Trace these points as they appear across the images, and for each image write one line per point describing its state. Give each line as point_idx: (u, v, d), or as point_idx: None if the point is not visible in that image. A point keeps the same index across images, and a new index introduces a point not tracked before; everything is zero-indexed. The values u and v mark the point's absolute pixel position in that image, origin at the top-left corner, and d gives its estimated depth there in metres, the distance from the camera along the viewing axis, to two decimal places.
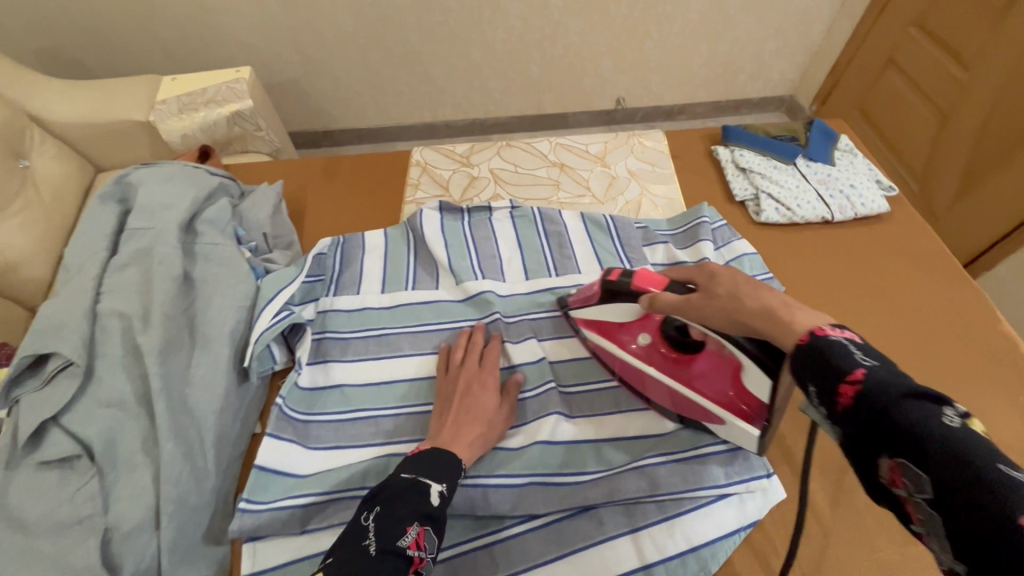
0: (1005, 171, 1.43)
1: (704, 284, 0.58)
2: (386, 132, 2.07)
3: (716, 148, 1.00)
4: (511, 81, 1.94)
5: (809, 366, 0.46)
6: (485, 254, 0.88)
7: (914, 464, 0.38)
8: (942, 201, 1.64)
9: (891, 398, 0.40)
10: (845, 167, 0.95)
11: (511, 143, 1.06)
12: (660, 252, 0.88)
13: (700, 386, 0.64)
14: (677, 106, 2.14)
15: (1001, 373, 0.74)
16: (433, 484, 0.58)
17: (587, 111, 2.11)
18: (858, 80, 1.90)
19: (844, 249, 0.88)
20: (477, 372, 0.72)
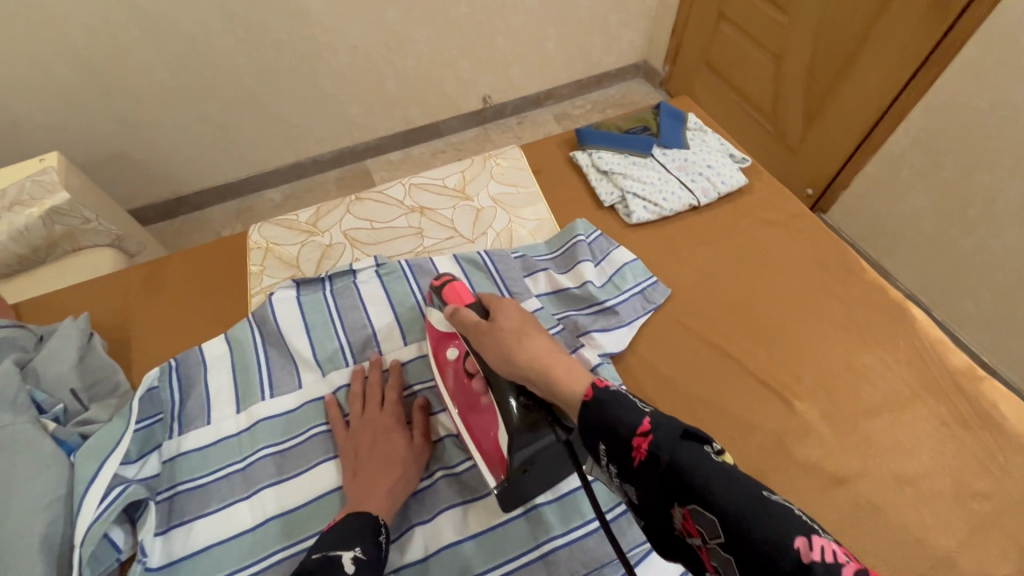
0: (838, 98, 1.52)
1: (494, 314, 0.59)
2: (245, 183, 1.84)
3: (573, 154, 0.96)
4: (371, 103, 1.80)
5: (600, 423, 0.45)
6: (354, 330, 0.78)
7: (704, 511, 0.38)
8: (794, 136, 1.72)
9: (674, 443, 0.41)
10: (698, 147, 0.95)
11: (360, 196, 0.95)
12: (542, 280, 0.82)
13: (476, 426, 0.62)
14: (543, 92, 2.12)
15: (878, 323, 0.76)
16: (345, 552, 0.53)
17: (456, 116, 2.02)
18: (698, 37, 1.96)
19: (716, 231, 0.87)
20: (378, 415, 0.68)
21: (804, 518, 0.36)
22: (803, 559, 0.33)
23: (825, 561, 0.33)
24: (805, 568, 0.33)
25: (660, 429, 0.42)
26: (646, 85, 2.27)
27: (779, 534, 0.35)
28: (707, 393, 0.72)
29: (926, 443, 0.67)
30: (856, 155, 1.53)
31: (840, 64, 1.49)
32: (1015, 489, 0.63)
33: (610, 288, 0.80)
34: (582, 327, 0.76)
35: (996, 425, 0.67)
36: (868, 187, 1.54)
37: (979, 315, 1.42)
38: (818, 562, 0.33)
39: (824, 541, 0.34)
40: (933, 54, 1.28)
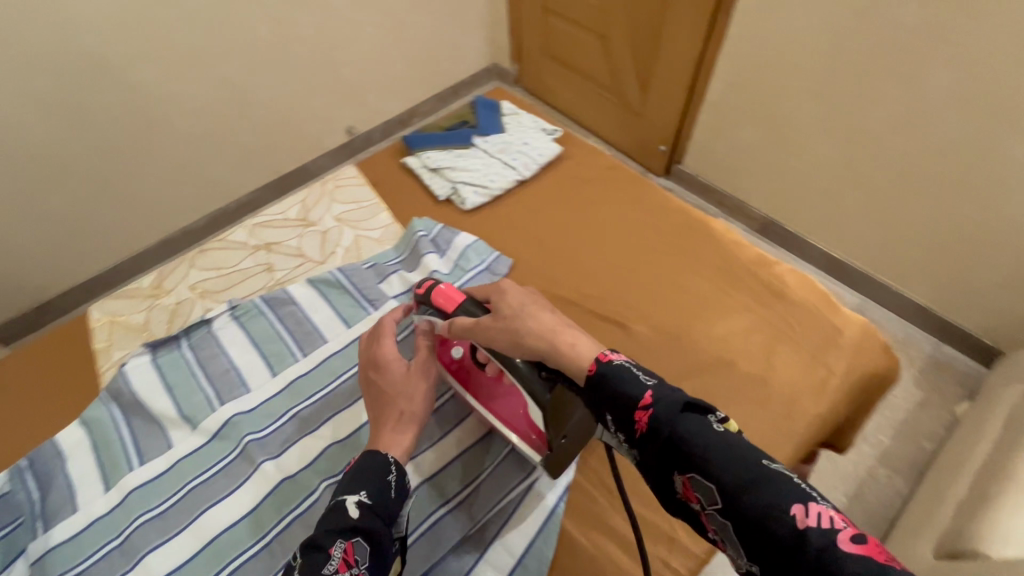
0: (660, 60, 1.69)
1: (495, 306, 0.60)
2: (118, 270, 1.69)
3: (405, 159, 1.02)
4: (229, 159, 1.71)
5: (604, 395, 0.49)
6: (218, 375, 0.78)
7: (702, 478, 0.42)
8: (636, 102, 1.87)
9: (673, 416, 0.44)
10: (514, 128, 1.04)
11: (204, 248, 0.95)
12: (395, 282, 0.86)
13: (501, 410, 0.65)
14: (406, 112, 2.10)
15: (688, 240, 0.87)
16: (350, 496, 0.52)
17: (324, 153, 1.94)
18: (533, 33, 2.08)
19: (543, 198, 0.95)
20: (377, 352, 0.65)
21: (802, 486, 0.40)
22: (799, 525, 0.37)
23: (822, 527, 0.37)
24: (801, 533, 0.37)
25: (661, 405, 0.46)
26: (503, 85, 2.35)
27: (775, 504, 0.39)
28: None
29: (742, 329, 0.77)
30: (691, 105, 1.70)
31: (654, 30, 1.66)
32: (806, 342, 0.75)
33: (457, 272, 0.85)
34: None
35: (787, 299, 0.79)
36: (706, 131, 1.72)
37: (818, 220, 1.60)
38: (815, 528, 0.37)
39: (822, 510, 0.38)
40: (720, 8, 1.46)
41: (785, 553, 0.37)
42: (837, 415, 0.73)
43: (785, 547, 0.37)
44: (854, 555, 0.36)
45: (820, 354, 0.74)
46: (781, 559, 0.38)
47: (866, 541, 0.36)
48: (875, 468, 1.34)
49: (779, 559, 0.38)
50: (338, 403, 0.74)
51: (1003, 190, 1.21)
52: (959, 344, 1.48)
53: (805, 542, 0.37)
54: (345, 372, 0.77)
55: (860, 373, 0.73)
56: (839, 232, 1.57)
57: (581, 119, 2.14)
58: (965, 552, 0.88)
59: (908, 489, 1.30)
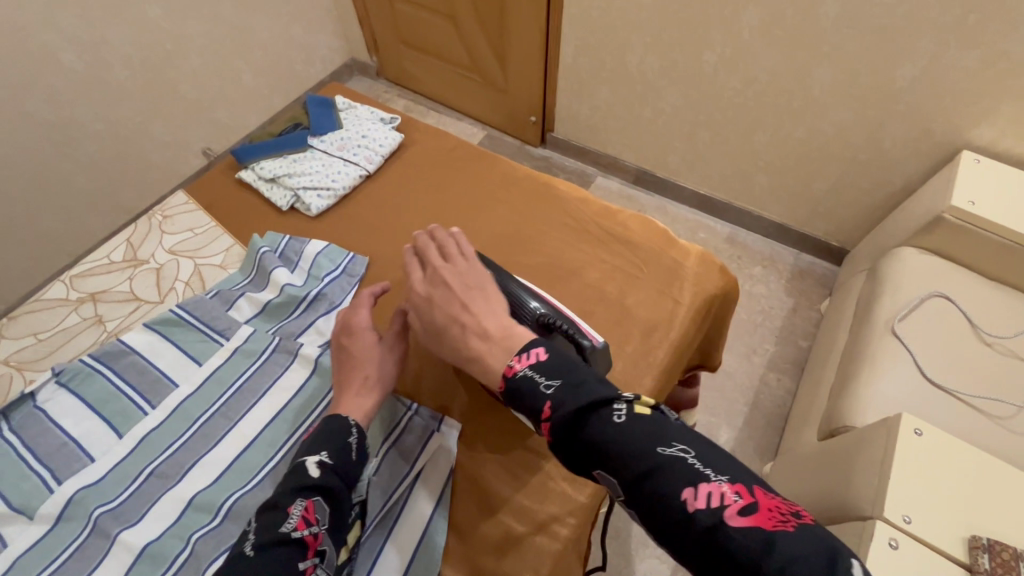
0: (511, 33, 1.69)
1: (427, 315, 0.63)
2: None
3: (239, 174, 0.95)
4: (63, 206, 1.50)
5: (520, 406, 0.52)
6: (53, 452, 0.69)
7: (608, 475, 0.46)
8: (498, 78, 1.87)
9: (571, 424, 0.48)
10: (352, 123, 1.00)
11: (16, 314, 0.83)
12: (245, 306, 0.80)
13: None
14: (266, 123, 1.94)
15: (538, 204, 0.89)
16: (312, 456, 0.56)
17: (180, 182, 1.75)
18: (383, 22, 1.99)
19: (392, 189, 0.93)
20: (349, 326, 0.69)
21: (696, 466, 0.43)
22: (690, 508, 0.41)
23: (711, 505, 0.41)
24: (692, 514, 0.41)
25: (562, 413, 0.49)
26: (366, 80, 2.24)
27: (672, 491, 0.42)
28: None
29: (599, 279, 0.80)
30: (547, 73, 1.73)
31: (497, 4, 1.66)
32: (654, 280, 0.80)
33: (312, 281, 0.81)
34: (294, 330, 0.78)
35: (634, 243, 0.83)
36: (568, 96, 1.76)
37: (681, 163, 1.71)
38: (701, 510, 0.41)
39: (713, 487, 0.41)
40: None
41: (681, 533, 0.41)
42: (692, 340, 0.79)
43: (681, 528, 0.41)
44: (742, 529, 0.39)
45: (667, 288, 0.79)
46: (679, 538, 0.42)
47: (755, 511, 0.40)
48: (766, 374, 1.48)
49: (680, 539, 0.41)
50: (201, 448, 0.68)
51: (817, 110, 1.36)
52: (815, 251, 1.66)
53: (694, 522, 0.41)
54: (203, 415, 0.71)
55: (703, 298, 0.79)
56: (702, 171, 1.69)
57: (449, 102, 2.11)
58: (838, 428, 1.00)
59: (795, 386, 1.46)
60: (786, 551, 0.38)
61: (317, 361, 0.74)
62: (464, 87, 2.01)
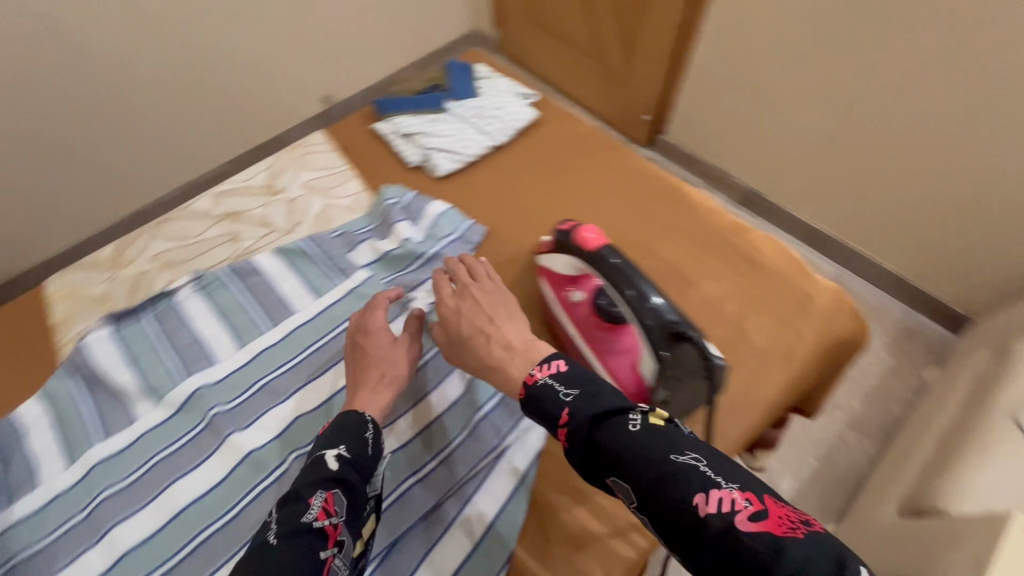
0: (644, 25, 1.61)
1: (450, 320, 0.64)
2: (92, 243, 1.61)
3: (375, 125, 0.98)
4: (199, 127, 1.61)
5: (537, 413, 0.53)
6: (184, 347, 0.76)
7: (620, 481, 0.45)
8: (619, 68, 1.79)
9: (586, 429, 0.48)
10: (488, 92, 1.00)
11: (167, 217, 0.91)
12: (365, 251, 0.83)
13: (607, 358, 0.64)
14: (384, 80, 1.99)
15: (663, 206, 0.85)
16: (331, 450, 0.55)
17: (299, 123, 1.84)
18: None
19: (518, 165, 0.93)
20: (362, 323, 0.68)
21: (707, 473, 0.42)
22: (700, 513, 0.40)
23: (722, 511, 0.40)
24: (703, 520, 0.40)
25: (576, 420, 0.49)
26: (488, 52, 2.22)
27: (684, 497, 0.41)
28: (535, 309, 0.78)
29: (718, 297, 0.76)
30: (674, 72, 1.65)
31: None
32: (777, 310, 0.75)
33: (430, 240, 0.83)
34: (408, 283, 0.79)
35: (761, 266, 0.78)
36: (692, 97, 1.67)
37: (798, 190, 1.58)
38: (712, 515, 0.40)
39: (723, 493, 0.41)
40: None
41: (693, 539, 0.40)
42: (804, 380, 0.74)
43: (692, 533, 0.40)
44: (752, 534, 0.38)
45: (789, 321, 0.74)
46: (692, 543, 0.41)
47: (765, 517, 0.39)
48: (844, 432, 1.37)
49: (692, 545, 0.41)
50: (308, 375, 0.73)
51: (982, 160, 1.21)
52: (929, 312, 1.50)
53: (706, 527, 0.40)
54: (314, 344, 0.76)
55: (827, 339, 0.74)
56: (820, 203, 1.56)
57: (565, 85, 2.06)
58: (925, 509, 0.91)
59: (876, 452, 1.34)
60: (794, 558, 0.37)
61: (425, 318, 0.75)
62: (583, 72, 1.95)
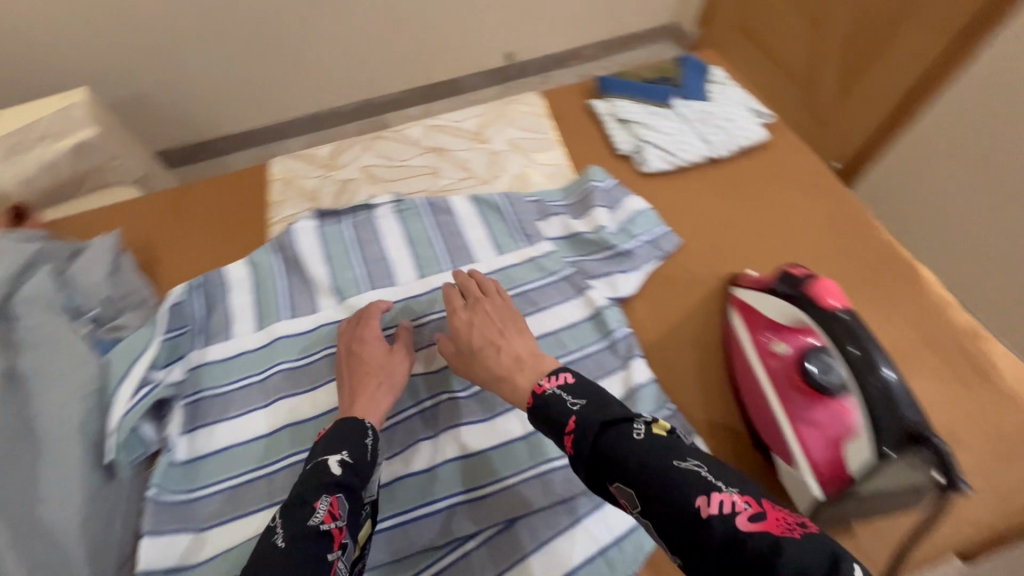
0: (875, 64, 1.30)
1: (458, 333, 0.66)
2: (263, 133, 1.75)
3: (593, 101, 0.96)
4: (390, 53, 1.67)
5: (544, 423, 0.55)
6: (373, 260, 0.81)
7: (624, 484, 0.47)
8: (821, 101, 1.48)
9: (593, 435, 0.50)
10: (720, 98, 0.93)
11: (381, 134, 0.96)
12: (555, 224, 0.83)
13: (799, 424, 0.58)
14: (567, 53, 1.95)
15: (888, 279, 0.76)
16: (331, 456, 0.56)
17: (477, 72, 1.87)
18: None
19: (729, 185, 0.87)
20: (356, 332, 0.69)
21: (707, 477, 0.45)
22: (703, 513, 0.43)
23: (722, 513, 0.43)
24: (706, 521, 0.43)
25: (582, 427, 0.51)
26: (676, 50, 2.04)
27: (685, 498, 0.44)
28: (713, 339, 0.73)
29: (929, 400, 0.67)
30: (881, 132, 1.33)
31: (884, 22, 1.25)
32: (998, 438, 0.64)
33: (623, 235, 0.80)
34: (590, 271, 0.78)
35: (991, 383, 0.67)
36: (894, 168, 1.35)
37: None
38: (714, 516, 0.43)
39: (723, 497, 0.44)
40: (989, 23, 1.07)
41: (698, 541, 0.43)
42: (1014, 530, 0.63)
43: (697, 532, 0.43)
44: (752, 532, 0.41)
45: (1011, 456, 0.63)
46: (694, 542, 0.43)
47: (763, 518, 0.42)
48: None
49: (692, 540, 0.43)
50: None
51: None
52: None
53: (709, 529, 0.42)
54: None
55: None
56: None
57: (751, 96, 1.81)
58: None
59: None
60: (792, 556, 0.40)
61: (600, 311, 0.74)
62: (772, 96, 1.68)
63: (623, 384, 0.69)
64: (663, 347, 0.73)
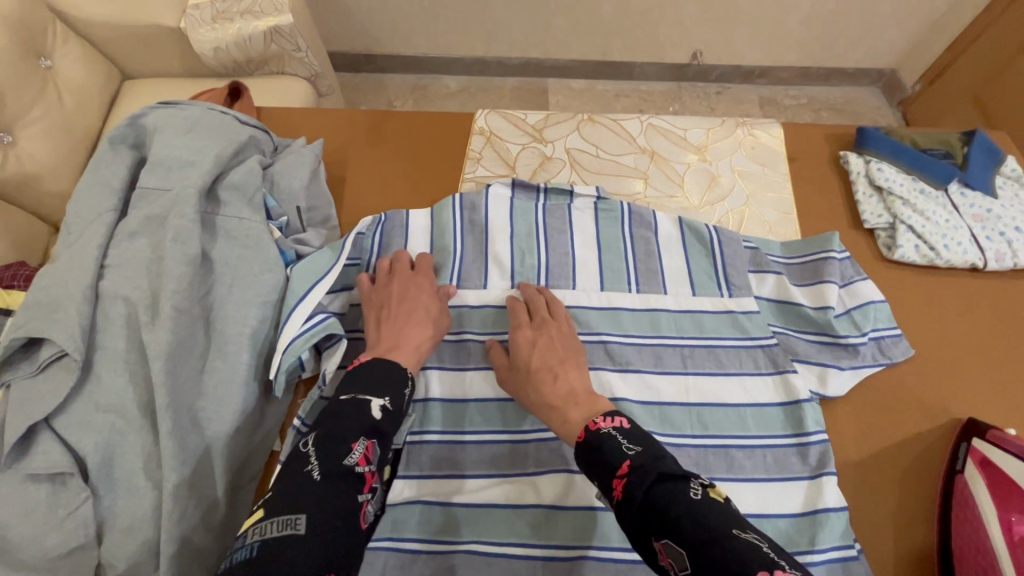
0: None
1: (518, 343, 0.62)
2: (425, 61, 1.71)
3: (845, 154, 0.82)
4: (580, 19, 1.54)
5: (591, 462, 0.50)
6: (557, 252, 0.73)
7: (675, 542, 0.41)
8: None
9: (645, 483, 0.45)
10: (1009, 201, 0.76)
11: (594, 117, 0.88)
12: (769, 282, 0.71)
13: None
14: (761, 68, 1.69)
15: None
16: (374, 398, 0.52)
17: (657, 64, 1.69)
18: (979, 62, 1.45)
19: (991, 306, 0.71)
20: (408, 278, 0.66)
21: (770, 554, 0.39)
22: None
23: None
24: None
25: (635, 470, 0.46)
26: (881, 99, 1.73)
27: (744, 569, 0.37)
28: (927, 489, 0.60)
29: None
30: None
31: None
32: None
33: (846, 323, 0.68)
34: (797, 352, 0.67)
35: None
36: None
37: None
38: None
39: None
40: None
41: None
42: None
43: None
44: None
45: None
46: None
47: None
48: None
49: None
50: (653, 364, 0.66)
51: None
52: None
53: None
54: (668, 337, 0.68)
55: None
56: None
57: None
58: None
59: None
60: None
61: (798, 403, 0.63)
62: None
63: (804, 498, 0.59)
64: (862, 474, 0.61)
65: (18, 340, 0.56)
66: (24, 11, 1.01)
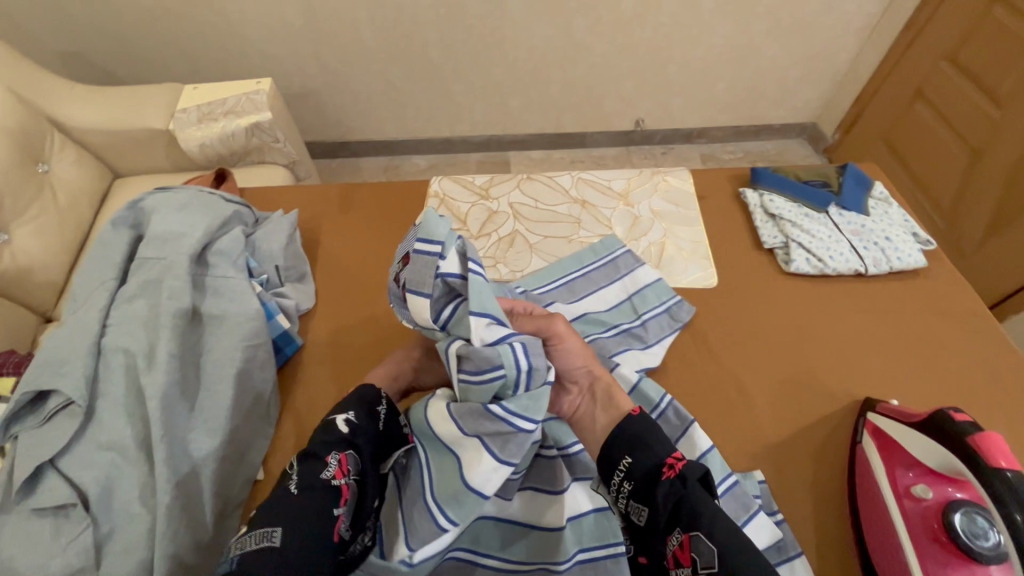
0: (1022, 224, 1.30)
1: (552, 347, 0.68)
2: (397, 144, 1.90)
3: (743, 189, 0.97)
4: (532, 98, 1.76)
5: (631, 443, 0.58)
6: None
7: (705, 536, 0.50)
8: (969, 241, 1.46)
9: (694, 481, 0.53)
10: (879, 218, 0.91)
11: (532, 176, 1.03)
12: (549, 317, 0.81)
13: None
14: (696, 129, 1.92)
15: None
16: (341, 413, 0.60)
17: (605, 132, 1.91)
18: (883, 112, 1.69)
19: (876, 304, 0.83)
20: None
21: None
22: None
23: None
24: None
25: (685, 468, 0.55)
26: (807, 148, 1.96)
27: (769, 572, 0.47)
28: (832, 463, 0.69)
29: None
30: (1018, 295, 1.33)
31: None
32: None
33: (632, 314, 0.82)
34: (608, 350, 0.78)
35: None
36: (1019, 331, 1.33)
37: None
38: None
39: None
40: None
41: None
42: None
43: None
44: None
45: None
46: None
47: None
48: None
49: None
50: None
51: None
52: None
53: None
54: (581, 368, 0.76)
55: None
56: None
57: None
58: None
59: None
60: None
61: (636, 384, 0.72)
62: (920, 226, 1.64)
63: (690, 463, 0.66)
64: (777, 457, 0.69)
65: (27, 395, 0.63)
66: (29, 125, 1.16)
